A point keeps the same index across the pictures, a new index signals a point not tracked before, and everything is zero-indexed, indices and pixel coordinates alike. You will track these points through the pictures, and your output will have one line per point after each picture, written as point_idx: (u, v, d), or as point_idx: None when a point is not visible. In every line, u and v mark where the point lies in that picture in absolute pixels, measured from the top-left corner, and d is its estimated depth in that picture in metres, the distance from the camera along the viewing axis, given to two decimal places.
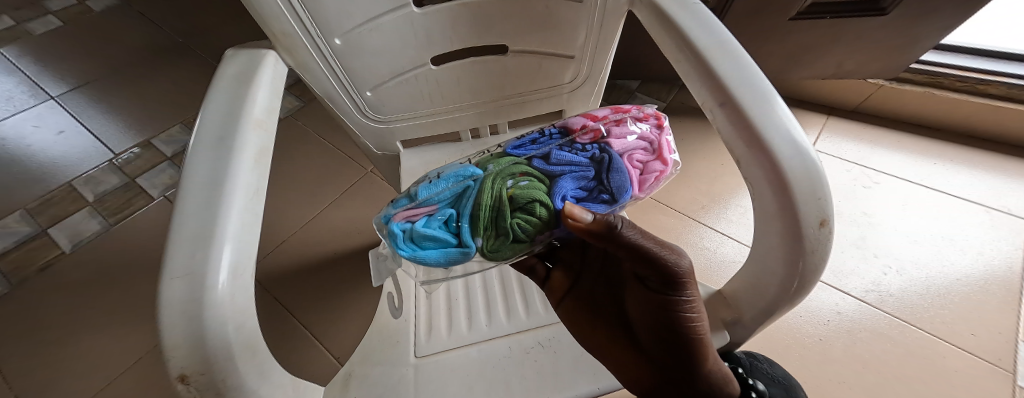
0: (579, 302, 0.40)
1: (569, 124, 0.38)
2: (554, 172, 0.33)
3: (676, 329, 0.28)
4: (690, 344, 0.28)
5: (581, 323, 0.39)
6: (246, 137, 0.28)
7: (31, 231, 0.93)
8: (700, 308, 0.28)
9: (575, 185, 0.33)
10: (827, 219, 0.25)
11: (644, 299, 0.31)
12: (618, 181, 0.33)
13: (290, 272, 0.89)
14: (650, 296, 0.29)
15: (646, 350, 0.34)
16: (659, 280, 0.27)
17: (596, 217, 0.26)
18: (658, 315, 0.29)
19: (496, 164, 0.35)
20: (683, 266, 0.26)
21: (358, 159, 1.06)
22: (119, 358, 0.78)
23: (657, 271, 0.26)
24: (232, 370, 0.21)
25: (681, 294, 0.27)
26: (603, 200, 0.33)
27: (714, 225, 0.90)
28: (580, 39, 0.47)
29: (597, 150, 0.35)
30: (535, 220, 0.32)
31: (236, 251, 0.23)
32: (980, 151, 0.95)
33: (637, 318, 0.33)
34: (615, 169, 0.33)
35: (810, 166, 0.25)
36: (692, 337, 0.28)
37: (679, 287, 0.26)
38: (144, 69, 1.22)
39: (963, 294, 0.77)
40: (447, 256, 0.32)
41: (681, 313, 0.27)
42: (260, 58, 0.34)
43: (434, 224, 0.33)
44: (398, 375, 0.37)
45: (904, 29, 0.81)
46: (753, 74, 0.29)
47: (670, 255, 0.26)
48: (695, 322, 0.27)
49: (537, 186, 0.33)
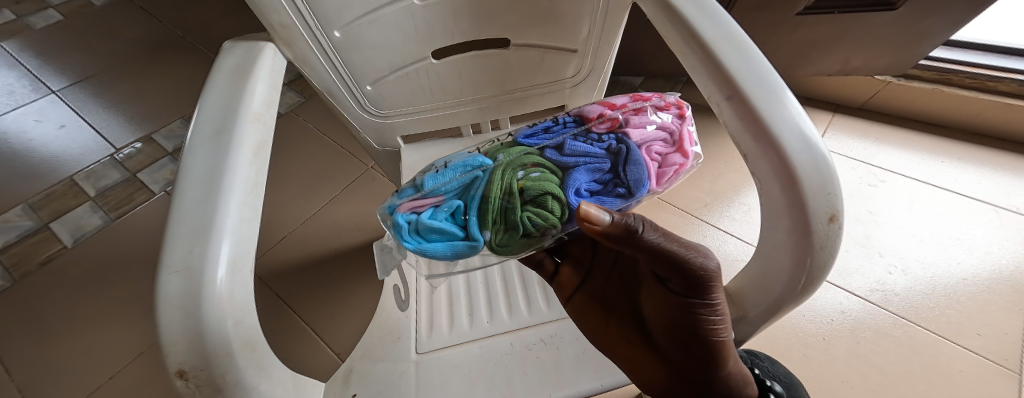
0: (589, 298, 0.39)
1: (585, 114, 0.38)
2: (567, 164, 0.33)
3: (698, 333, 0.26)
4: (711, 349, 0.27)
5: (591, 321, 0.38)
6: (245, 130, 0.27)
7: (34, 225, 0.93)
8: (724, 311, 0.26)
9: (589, 178, 0.33)
10: (836, 215, 0.24)
11: (664, 300, 0.29)
12: (634, 175, 0.32)
13: (290, 268, 0.89)
14: (672, 298, 0.28)
15: (663, 353, 0.32)
16: (682, 283, 0.26)
17: (613, 218, 0.23)
18: (679, 318, 0.28)
19: (505, 154, 0.35)
20: (710, 269, 0.24)
21: (359, 156, 1.05)
22: (120, 352, 0.78)
23: (680, 274, 0.25)
24: (232, 366, 0.20)
25: (706, 298, 0.25)
26: (619, 193, 0.33)
27: (717, 224, 0.89)
28: (584, 32, 0.46)
29: (614, 140, 0.34)
30: (547, 214, 0.32)
31: (236, 245, 0.22)
32: (989, 149, 0.93)
33: (654, 319, 0.32)
34: (632, 161, 0.32)
35: (819, 160, 0.24)
36: (714, 341, 0.27)
37: (704, 291, 0.25)
38: (145, 64, 1.21)
39: (970, 294, 0.76)
40: (454, 250, 0.32)
41: (704, 317, 0.26)
42: (258, 50, 0.34)
43: (440, 216, 0.32)
44: (399, 372, 0.37)
45: (913, 25, 0.80)
46: (761, 67, 0.28)
47: (696, 256, 0.24)
48: (718, 326, 0.26)
49: (548, 178, 0.32)
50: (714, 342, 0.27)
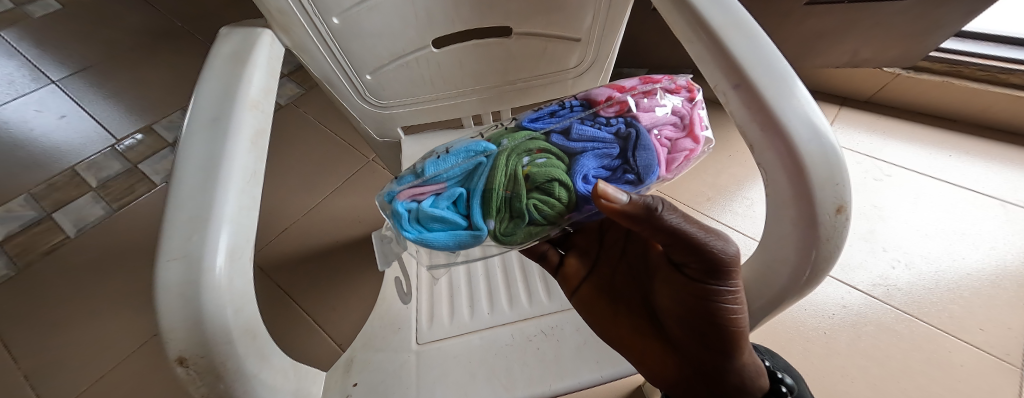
0: (596, 290, 0.39)
1: (592, 96, 0.37)
2: (574, 149, 0.32)
3: (714, 321, 0.26)
4: (726, 337, 0.27)
5: (599, 313, 0.37)
6: (242, 117, 0.27)
7: (37, 215, 0.93)
8: (741, 300, 0.26)
9: (597, 164, 0.32)
10: (844, 206, 0.24)
11: (679, 288, 0.29)
12: (644, 160, 0.32)
13: (292, 259, 0.89)
14: (688, 285, 0.27)
15: (676, 344, 0.32)
16: (699, 267, 0.25)
17: (631, 198, 0.23)
18: (694, 305, 0.27)
19: (510, 138, 0.34)
20: (730, 253, 0.24)
21: (360, 148, 1.05)
22: (124, 340, 0.79)
23: (698, 258, 0.24)
24: (232, 354, 0.20)
25: (723, 283, 0.25)
26: (628, 180, 0.32)
27: (719, 217, 0.89)
28: (588, 20, 0.45)
29: (622, 124, 0.33)
30: (553, 202, 0.31)
31: (234, 234, 0.22)
32: (998, 144, 0.92)
33: (667, 307, 0.31)
34: (642, 146, 0.32)
35: (827, 149, 0.24)
36: (729, 329, 0.26)
37: (723, 276, 0.24)
38: (144, 53, 1.21)
39: (974, 289, 0.76)
40: (456, 240, 0.32)
41: (721, 303, 0.25)
42: (254, 37, 0.33)
43: (441, 204, 0.32)
44: (398, 362, 0.37)
45: (924, 16, 0.78)
46: (770, 55, 0.27)
47: (716, 241, 0.24)
48: (735, 314, 0.25)
49: (555, 163, 0.32)
50: (730, 330, 0.26)
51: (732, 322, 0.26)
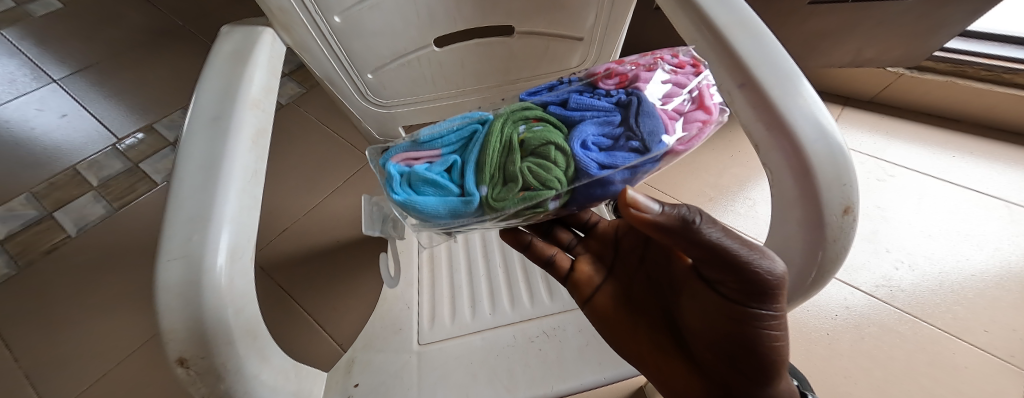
0: (614, 300, 0.38)
1: (592, 71, 0.37)
2: (571, 118, 0.32)
3: (753, 348, 0.24)
4: (765, 367, 0.24)
5: (617, 325, 0.36)
6: (243, 116, 0.27)
7: (38, 214, 0.93)
8: (784, 325, 0.24)
9: (596, 130, 0.31)
10: (852, 207, 0.23)
11: (711, 308, 0.27)
12: (650, 126, 0.29)
13: (293, 258, 0.89)
14: (723, 306, 0.25)
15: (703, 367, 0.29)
16: (738, 287, 0.23)
17: (664, 209, 0.22)
18: (729, 329, 0.25)
19: (508, 108, 0.35)
20: (776, 274, 0.22)
21: (361, 147, 1.05)
22: (125, 339, 0.79)
23: (738, 277, 0.22)
24: (233, 354, 0.20)
25: (764, 306, 0.23)
26: (633, 147, 0.30)
27: (721, 218, 0.89)
28: (590, 19, 0.45)
29: (623, 94, 0.33)
30: (549, 166, 0.29)
31: (235, 233, 0.22)
32: (1002, 144, 0.92)
33: (695, 326, 0.29)
34: (646, 112, 0.30)
35: (834, 149, 0.24)
36: (769, 358, 0.24)
37: (765, 298, 0.22)
38: (145, 52, 1.21)
39: (978, 290, 0.75)
40: (446, 206, 0.31)
41: (761, 327, 0.23)
42: (255, 35, 0.33)
43: (434, 169, 0.32)
44: (400, 363, 0.36)
45: (928, 15, 0.78)
46: (775, 53, 0.27)
47: (760, 260, 0.22)
48: (777, 340, 0.23)
49: (551, 129, 0.31)
50: (770, 358, 0.24)
51: (769, 348, 0.23)
